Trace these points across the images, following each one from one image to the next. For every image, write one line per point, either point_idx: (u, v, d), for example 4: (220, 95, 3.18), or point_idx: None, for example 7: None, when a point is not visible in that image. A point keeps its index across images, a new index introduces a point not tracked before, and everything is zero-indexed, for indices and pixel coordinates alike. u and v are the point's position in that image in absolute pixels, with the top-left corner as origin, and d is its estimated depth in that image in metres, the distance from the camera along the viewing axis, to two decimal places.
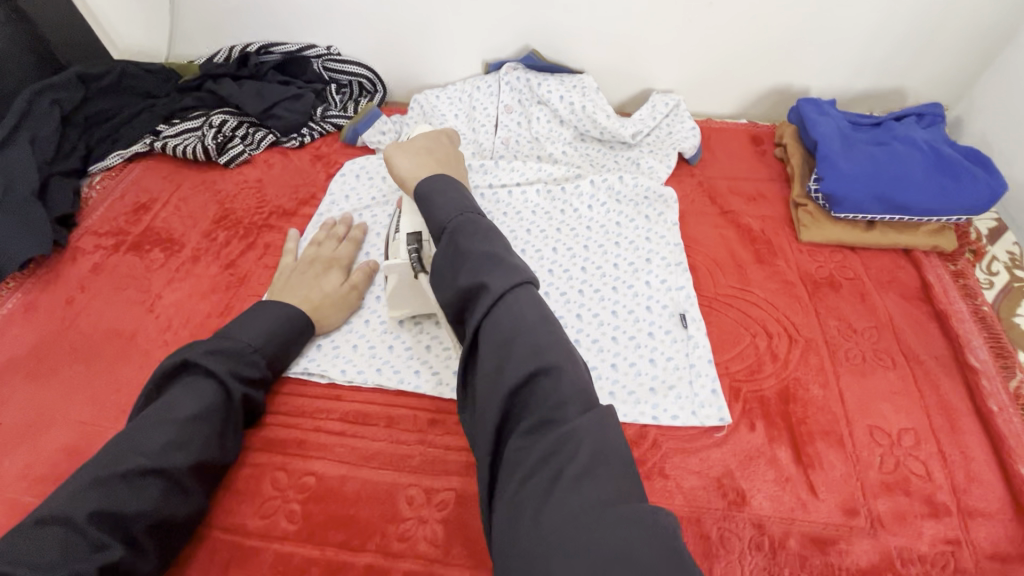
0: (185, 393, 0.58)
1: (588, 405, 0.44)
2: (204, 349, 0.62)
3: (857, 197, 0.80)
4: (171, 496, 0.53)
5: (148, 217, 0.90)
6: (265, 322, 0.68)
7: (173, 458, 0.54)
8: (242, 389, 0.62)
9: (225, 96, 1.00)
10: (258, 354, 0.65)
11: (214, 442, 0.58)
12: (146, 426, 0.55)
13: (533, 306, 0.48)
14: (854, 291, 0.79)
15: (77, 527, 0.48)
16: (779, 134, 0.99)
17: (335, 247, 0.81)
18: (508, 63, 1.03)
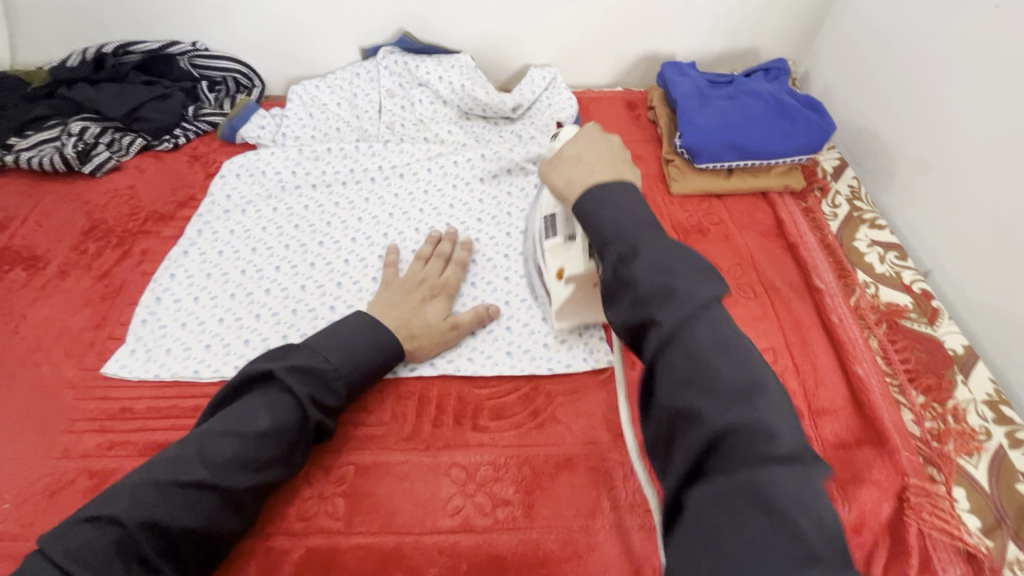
0: (263, 405, 0.56)
1: (778, 441, 0.36)
2: (289, 366, 0.59)
3: (713, 148, 0.88)
4: (223, 513, 0.52)
5: (5, 236, 0.84)
6: (349, 340, 0.64)
7: (230, 477, 0.52)
8: (317, 413, 0.59)
9: (82, 100, 0.95)
10: (342, 380, 0.62)
11: (279, 466, 0.56)
12: (218, 433, 0.54)
13: (710, 328, 0.41)
14: (720, 234, 0.87)
15: (128, 532, 0.47)
16: (650, 98, 1.06)
17: (440, 271, 0.77)
18: (384, 47, 1.03)
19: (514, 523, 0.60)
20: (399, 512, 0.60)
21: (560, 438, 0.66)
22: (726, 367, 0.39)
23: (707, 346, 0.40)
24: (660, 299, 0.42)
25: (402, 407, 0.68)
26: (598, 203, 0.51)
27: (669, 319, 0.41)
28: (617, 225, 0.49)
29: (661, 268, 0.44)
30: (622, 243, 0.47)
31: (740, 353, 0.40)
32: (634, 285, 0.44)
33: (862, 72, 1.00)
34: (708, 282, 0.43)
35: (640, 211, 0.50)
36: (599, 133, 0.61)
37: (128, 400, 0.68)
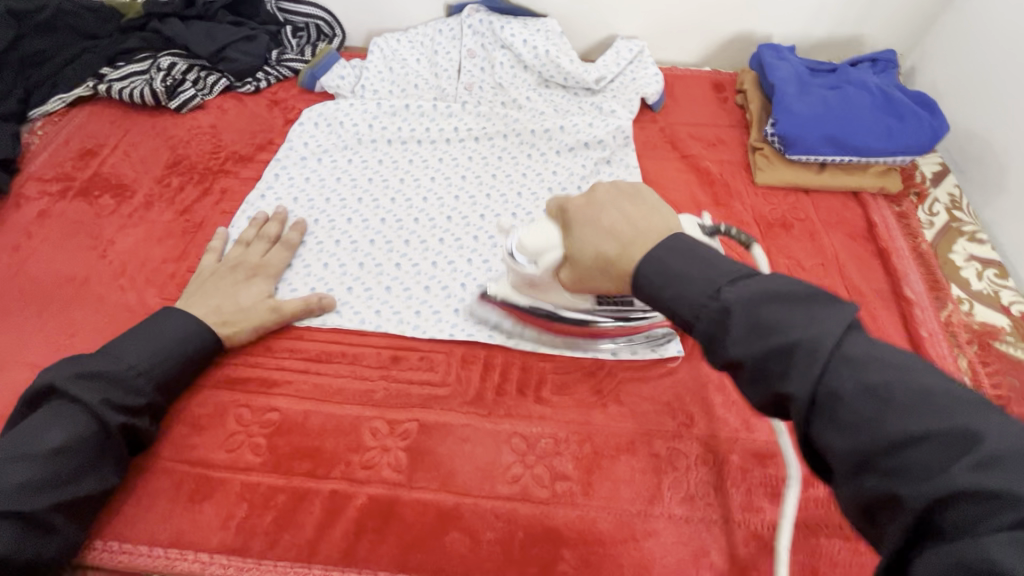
0: (58, 421, 0.54)
1: (962, 437, 0.31)
2: (73, 374, 0.56)
3: (810, 139, 0.83)
4: (28, 535, 0.50)
5: (95, 162, 0.87)
6: (149, 341, 0.61)
7: (31, 501, 0.50)
8: (121, 417, 0.56)
9: (172, 36, 0.96)
10: (143, 379, 0.59)
11: (95, 475, 0.55)
12: (6, 458, 0.51)
13: (862, 353, 0.35)
14: (804, 231, 0.82)
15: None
16: (741, 81, 1.00)
17: (263, 253, 0.75)
18: (470, 5, 1.01)
19: (571, 499, 0.59)
20: (458, 473, 0.60)
21: (622, 420, 0.65)
22: (862, 394, 0.33)
23: (746, 335, 0.38)
24: (722, 326, 0.40)
25: (466, 371, 0.68)
26: (657, 283, 0.44)
27: (795, 386, 0.35)
28: (688, 300, 0.42)
29: (662, 272, 0.44)
30: (658, 274, 0.45)
31: (852, 348, 0.35)
32: (677, 313, 0.43)
33: (978, 71, 0.92)
34: (709, 257, 0.44)
35: (694, 269, 0.43)
36: (616, 192, 0.54)
37: None
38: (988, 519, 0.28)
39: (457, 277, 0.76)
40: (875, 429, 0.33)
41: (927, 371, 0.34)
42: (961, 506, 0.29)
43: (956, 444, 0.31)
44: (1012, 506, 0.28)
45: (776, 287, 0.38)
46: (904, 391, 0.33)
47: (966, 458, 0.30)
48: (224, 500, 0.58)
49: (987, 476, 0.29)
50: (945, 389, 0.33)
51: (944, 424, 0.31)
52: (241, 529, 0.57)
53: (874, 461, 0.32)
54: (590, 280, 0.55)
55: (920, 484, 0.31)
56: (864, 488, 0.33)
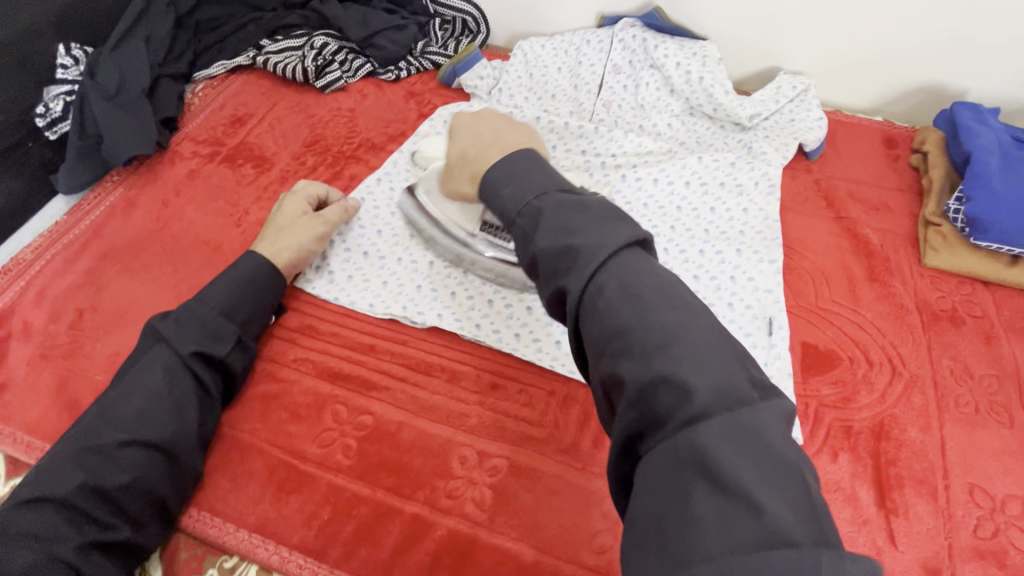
0: (158, 361, 0.58)
1: (684, 342, 0.34)
2: (165, 321, 0.60)
3: (1008, 226, 0.70)
4: (158, 462, 0.54)
5: (243, 131, 0.91)
6: (234, 283, 0.65)
7: (148, 429, 0.54)
8: (196, 346, 0.60)
9: (330, 17, 0.98)
10: (226, 318, 0.63)
11: (196, 401, 0.58)
12: (119, 397, 0.56)
13: (649, 270, 0.38)
14: (978, 332, 0.70)
15: (66, 501, 0.50)
16: (920, 139, 0.87)
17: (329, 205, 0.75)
18: (625, 19, 0.95)
19: None
20: (543, 528, 0.57)
21: None
22: (618, 292, 0.37)
23: (616, 299, 0.37)
24: (566, 264, 0.39)
25: (565, 415, 0.64)
26: (499, 180, 0.45)
27: (572, 283, 0.39)
28: (518, 199, 0.44)
29: (563, 228, 0.40)
30: (529, 211, 0.43)
31: (621, 262, 0.38)
32: (539, 261, 0.41)
33: None
34: (616, 222, 0.40)
35: (591, 230, 0.40)
36: (495, 117, 0.62)
37: (313, 319, 0.71)
38: (695, 413, 0.32)
39: None
40: (618, 327, 0.36)
41: (707, 312, 0.37)
42: (718, 501, 0.29)
43: (742, 437, 0.30)
44: (713, 411, 0.31)
45: (589, 205, 0.41)
46: (651, 295, 0.37)
47: (750, 460, 0.30)
48: (311, 498, 0.58)
49: (679, 364, 0.33)
50: (725, 330, 0.36)
51: (660, 333, 0.35)
52: (322, 532, 0.56)
53: (666, 452, 0.32)
54: (455, 178, 0.62)
55: (646, 371, 0.34)
56: (649, 472, 0.32)
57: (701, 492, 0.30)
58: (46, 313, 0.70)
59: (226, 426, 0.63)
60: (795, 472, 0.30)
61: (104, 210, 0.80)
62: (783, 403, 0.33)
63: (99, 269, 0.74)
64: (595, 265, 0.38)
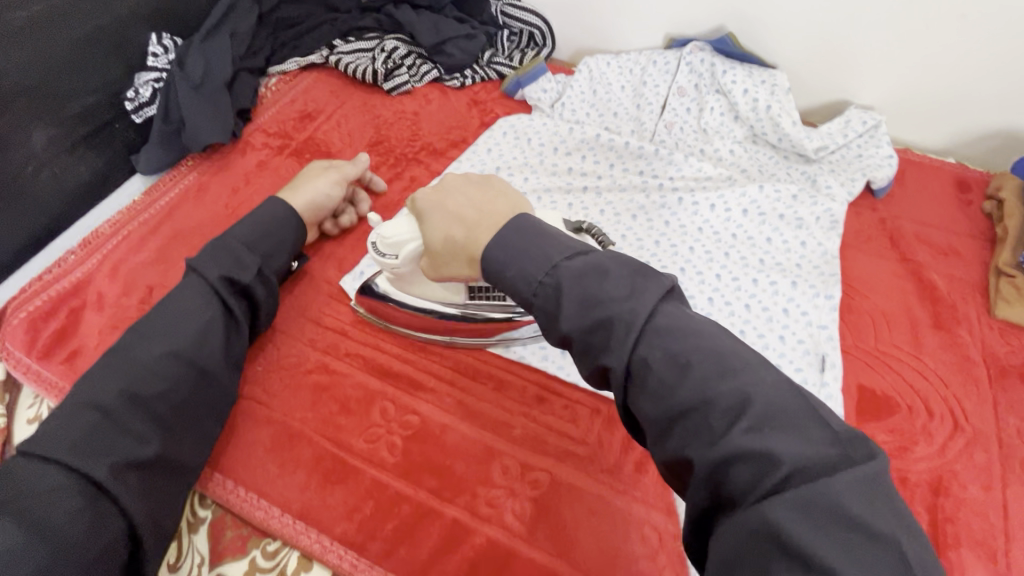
0: (189, 288, 0.62)
1: (731, 410, 0.38)
2: (199, 255, 0.65)
3: None
4: (187, 380, 0.58)
5: (312, 126, 0.94)
6: (261, 224, 0.69)
7: (176, 342, 0.58)
8: (219, 271, 0.63)
9: (403, 22, 1.01)
10: (249, 250, 0.67)
11: (219, 325, 0.62)
12: (154, 320, 0.60)
13: (681, 325, 0.42)
14: None
15: (105, 409, 0.53)
16: (996, 185, 0.84)
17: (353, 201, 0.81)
18: (695, 42, 0.95)
19: None
20: (581, 547, 0.56)
21: None
22: (666, 363, 0.41)
23: (665, 371, 0.40)
24: (599, 339, 0.43)
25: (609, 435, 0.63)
26: (500, 263, 0.48)
27: (614, 360, 0.42)
28: (527, 277, 0.46)
29: (586, 298, 0.44)
30: (545, 288, 0.45)
31: (664, 322, 0.42)
32: (570, 339, 0.44)
33: None
34: (643, 278, 0.44)
35: (538, 248, 0.47)
36: (462, 180, 0.59)
37: (366, 313, 0.72)
38: (760, 473, 0.35)
39: None
40: (673, 395, 0.40)
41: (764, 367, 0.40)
42: (800, 573, 0.32)
43: (815, 504, 0.34)
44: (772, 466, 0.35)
45: (606, 269, 0.44)
46: (708, 363, 0.40)
47: (816, 521, 0.33)
48: (354, 491, 0.59)
49: (773, 438, 0.36)
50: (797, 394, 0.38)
51: (731, 395, 0.38)
52: (364, 526, 0.57)
53: (744, 526, 0.35)
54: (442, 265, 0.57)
55: (706, 443, 0.38)
56: (725, 544, 0.36)
57: (781, 563, 0.33)
58: (118, 286, 0.73)
59: (278, 411, 0.65)
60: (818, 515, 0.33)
61: (177, 193, 0.84)
62: (857, 460, 0.35)
63: (169, 248, 0.77)
64: (631, 338, 0.42)
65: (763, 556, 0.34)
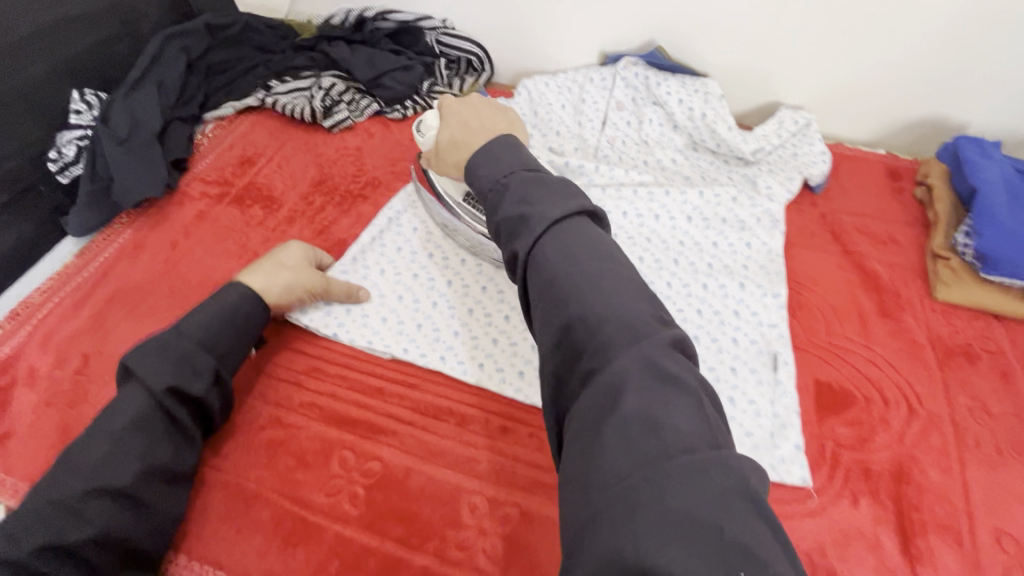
0: (130, 398, 0.56)
1: (622, 319, 0.38)
2: (141, 357, 0.57)
3: (1019, 262, 0.70)
4: (127, 511, 0.52)
5: (252, 171, 0.92)
6: (216, 316, 0.63)
7: (113, 475, 0.52)
8: (167, 381, 0.57)
9: (338, 59, 1.00)
10: (199, 350, 0.60)
11: (166, 443, 0.56)
12: (86, 442, 0.53)
13: (590, 244, 0.43)
14: (995, 368, 0.69)
15: (19, 564, 0.46)
16: (925, 172, 0.88)
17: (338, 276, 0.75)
18: (627, 57, 0.97)
19: None
20: None
21: None
22: (555, 253, 0.42)
23: (553, 256, 0.42)
24: (518, 229, 0.45)
25: None
26: (477, 164, 0.51)
27: (522, 245, 0.44)
28: (490, 175, 0.49)
29: (526, 205, 0.45)
30: (500, 186, 0.48)
31: (589, 254, 0.42)
32: (501, 228, 0.46)
33: None
34: (572, 198, 0.45)
35: (508, 159, 0.50)
36: (480, 101, 0.64)
37: (319, 360, 0.70)
38: (656, 393, 0.35)
39: None
40: (581, 298, 0.40)
41: (651, 306, 0.40)
42: (669, 498, 0.30)
43: (692, 452, 0.32)
44: (665, 386, 0.35)
45: (547, 180, 0.47)
46: (610, 282, 0.41)
47: (692, 458, 0.31)
48: (316, 551, 0.56)
49: (652, 361, 0.36)
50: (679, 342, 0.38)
51: (625, 319, 0.38)
52: None
53: (625, 440, 0.33)
54: (443, 164, 0.63)
55: (610, 352, 0.37)
56: (604, 454, 0.33)
57: (651, 486, 0.31)
58: (52, 358, 0.70)
59: (232, 474, 0.61)
60: (744, 491, 0.31)
61: (113, 252, 0.80)
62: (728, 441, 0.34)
63: (106, 311, 0.74)
64: (541, 231, 0.43)
65: (631, 474, 0.32)
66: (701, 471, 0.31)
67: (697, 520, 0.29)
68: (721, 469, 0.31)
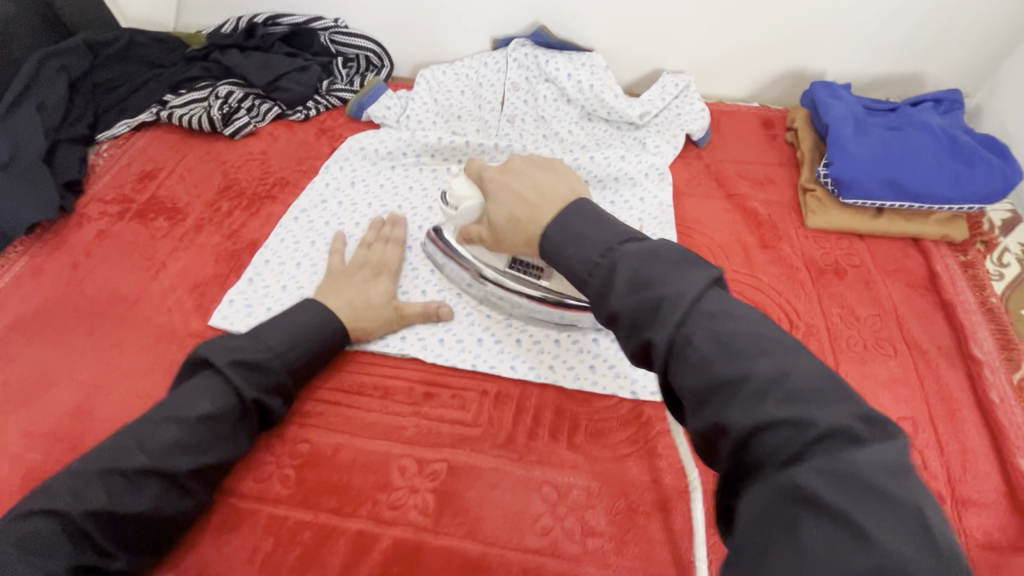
0: (203, 391, 0.58)
1: (758, 376, 0.37)
2: (230, 358, 0.60)
3: (866, 184, 0.79)
4: (168, 495, 0.53)
5: (153, 185, 0.91)
6: (287, 326, 0.65)
7: (172, 460, 0.54)
8: (254, 390, 0.60)
9: (231, 66, 1.00)
10: (278, 360, 0.62)
11: (223, 442, 0.57)
12: (156, 421, 0.56)
13: (727, 309, 0.41)
14: (859, 279, 0.78)
15: (75, 523, 0.49)
16: (791, 118, 0.97)
17: (382, 251, 0.78)
18: (516, 40, 1.02)
19: (604, 557, 0.56)
20: (487, 521, 0.58)
21: (660, 474, 0.62)
22: (709, 341, 0.39)
23: (706, 347, 0.39)
24: (647, 315, 0.42)
25: (499, 412, 0.66)
26: (558, 242, 0.51)
27: (659, 334, 0.41)
28: (583, 259, 0.49)
29: (639, 279, 0.44)
30: (600, 267, 0.47)
31: (707, 304, 0.41)
32: (619, 315, 0.44)
33: None
34: (689, 267, 0.43)
35: (593, 232, 0.50)
36: (528, 165, 0.63)
37: None
38: (795, 436, 0.33)
39: (481, 308, 0.75)
40: (710, 368, 0.38)
41: (805, 359, 0.37)
42: (823, 530, 0.29)
43: (841, 477, 0.30)
44: (807, 430, 0.33)
45: (662, 252, 0.44)
46: (745, 339, 0.39)
47: (845, 491, 0.30)
48: (251, 533, 0.58)
49: (791, 403, 0.35)
50: (804, 381, 0.35)
51: (734, 370, 0.37)
52: (266, 564, 0.56)
53: (768, 493, 0.32)
54: (505, 239, 0.62)
55: (748, 409, 0.36)
56: (750, 508, 0.33)
57: (808, 523, 0.30)
58: None
59: None
60: (920, 527, 0.29)
61: (9, 281, 0.78)
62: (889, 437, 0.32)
63: (7, 340, 0.72)
64: (681, 315, 0.41)
65: (784, 513, 0.31)
66: (857, 503, 0.29)
67: (885, 570, 0.27)
68: (891, 510, 0.29)
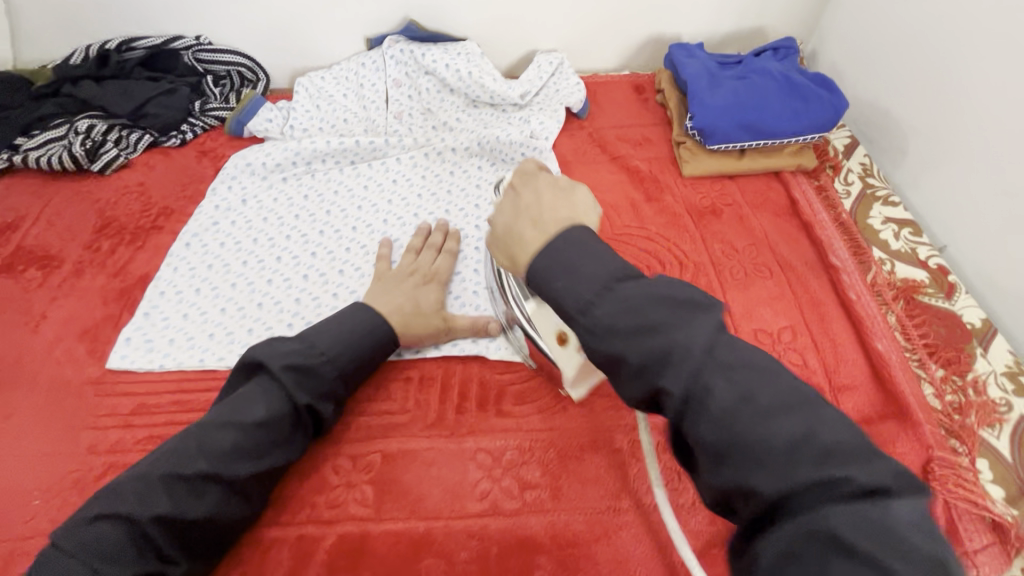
0: (260, 394, 0.56)
1: (775, 414, 0.34)
2: (284, 363, 0.58)
3: (726, 129, 0.88)
4: (228, 501, 0.52)
5: (18, 235, 0.84)
6: (335, 326, 0.63)
7: (231, 467, 0.52)
8: (309, 396, 0.59)
9: (88, 98, 0.94)
10: (331, 364, 0.61)
11: (280, 449, 0.56)
12: (214, 424, 0.54)
13: (721, 350, 0.36)
14: (734, 215, 0.87)
15: (141, 528, 0.48)
16: (658, 80, 1.05)
17: (432, 261, 0.76)
18: (389, 37, 1.02)
19: (542, 506, 0.60)
20: (428, 497, 0.60)
21: (583, 420, 0.66)
22: (727, 394, 0.35)
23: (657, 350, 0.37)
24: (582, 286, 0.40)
25: (425, 394, 0.68)
26: (545, 269, 0.42)
27: (671, 384, 0.36)
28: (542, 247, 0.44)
29: (633, 309, 0.38)
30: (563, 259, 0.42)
31: (719, 350, 0.36)
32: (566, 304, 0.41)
33: (867, 44, 0.99)
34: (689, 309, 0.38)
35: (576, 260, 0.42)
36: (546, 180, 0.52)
37: (145, 395, 0.68)
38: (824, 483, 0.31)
39: None
40: (724, 419, 0.34)
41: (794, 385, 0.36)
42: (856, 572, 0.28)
43: (872, 526, 0.29)
44: (834, 480, 0.31)
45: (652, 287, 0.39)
46: (746, 373, 0.35)
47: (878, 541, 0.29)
48: None
49: (812, 447, 0.32)
50: (818, 415, 0.34)
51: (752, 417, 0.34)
52: None
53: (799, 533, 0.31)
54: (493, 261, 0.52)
55: (758, 455, 0.33)
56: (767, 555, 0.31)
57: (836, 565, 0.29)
58: None
59: None
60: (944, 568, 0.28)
61: None
62: (909, 485, 0.32)
63: None
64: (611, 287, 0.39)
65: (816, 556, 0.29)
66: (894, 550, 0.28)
67: None
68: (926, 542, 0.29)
